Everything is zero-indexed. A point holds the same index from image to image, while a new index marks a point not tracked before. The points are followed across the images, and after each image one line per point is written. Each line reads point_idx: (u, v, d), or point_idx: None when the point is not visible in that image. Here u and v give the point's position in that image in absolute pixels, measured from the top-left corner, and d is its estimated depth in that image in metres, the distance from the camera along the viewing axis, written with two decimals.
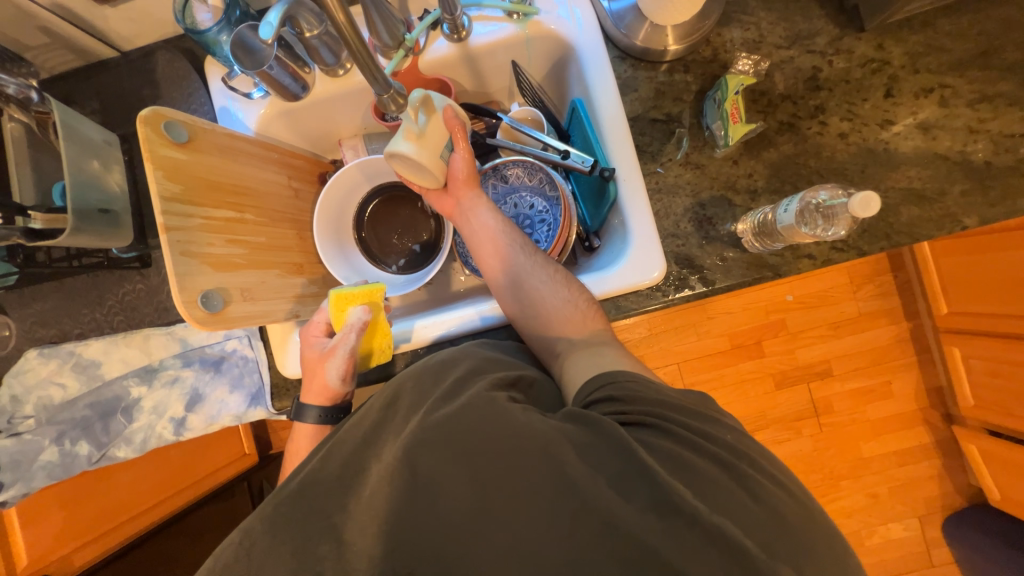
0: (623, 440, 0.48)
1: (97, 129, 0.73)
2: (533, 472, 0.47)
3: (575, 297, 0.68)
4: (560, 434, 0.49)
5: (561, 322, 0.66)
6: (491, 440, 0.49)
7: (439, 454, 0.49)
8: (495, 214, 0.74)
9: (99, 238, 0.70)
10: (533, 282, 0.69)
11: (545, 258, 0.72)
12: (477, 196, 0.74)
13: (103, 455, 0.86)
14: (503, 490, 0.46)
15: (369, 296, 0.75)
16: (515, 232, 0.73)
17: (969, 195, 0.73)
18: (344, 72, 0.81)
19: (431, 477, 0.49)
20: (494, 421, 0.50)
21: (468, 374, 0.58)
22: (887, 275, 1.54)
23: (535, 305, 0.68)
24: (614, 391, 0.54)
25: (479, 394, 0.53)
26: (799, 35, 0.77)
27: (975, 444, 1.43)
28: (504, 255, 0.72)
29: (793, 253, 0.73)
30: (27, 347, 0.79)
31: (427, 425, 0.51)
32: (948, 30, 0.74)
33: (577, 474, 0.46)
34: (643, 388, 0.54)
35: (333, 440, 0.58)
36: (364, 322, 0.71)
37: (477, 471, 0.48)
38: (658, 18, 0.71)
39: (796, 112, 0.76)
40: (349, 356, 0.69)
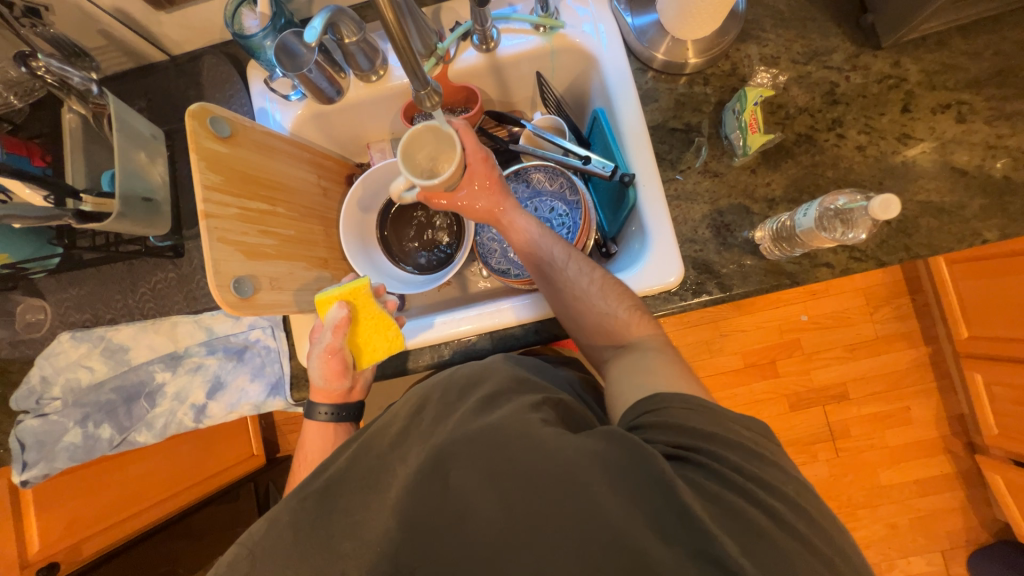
0: (639, 445, 0.47)
1: (145, 124, 0.78)
2: (540, 471, 0.47)
3: (615, 307, 0.68)
4: (589, 457, 0.47)
5: (607, 332, 0.68)
6: (504, 438, 0.50)
7: (454, 445, 0.51)
8: (532, 225, 0.73)
9: (140, 225, 0.74)
10: (570, 298, 0.69)
11: (578, 268, 0.70)
12: (512, 209, 0.74)
13: (123, 440, 0.87)
14: (511, 486, 0.47)
15: (351, 295, 0.71)
16: (545, 246, 0.72)
17: (988, 209, 0.73)
18: (377, 78, 0.85)
19: (452, 461, 0.51)
20: (525, 446, 0.49)
21: (499, 393, 0.57)
22: (905, 297, 1.52)
23: (578, 315, 0.69)
24: (658, 416, 0.53)
25: (512, 416, 0.52)
26: (816, 51, 0.79)
27: (1000, 474, 1.38)
28: (542, 267, 0.71)
29: (811, 262, 0.74)
30: (61, 330, 0.82)
31: (457, 437, 0.52)
32: (964, 50, 0.76)
33: (602, 503, 0.45)
34: (692, 416, 0.52)
35: (360, 442, 0.59)
36: (337, 319, 0.69)
37: (487, 466, 0.49)
38: (680, 32, 0.75)
39: (813, 125, 0.78)
40: (332, 352, 0.69)
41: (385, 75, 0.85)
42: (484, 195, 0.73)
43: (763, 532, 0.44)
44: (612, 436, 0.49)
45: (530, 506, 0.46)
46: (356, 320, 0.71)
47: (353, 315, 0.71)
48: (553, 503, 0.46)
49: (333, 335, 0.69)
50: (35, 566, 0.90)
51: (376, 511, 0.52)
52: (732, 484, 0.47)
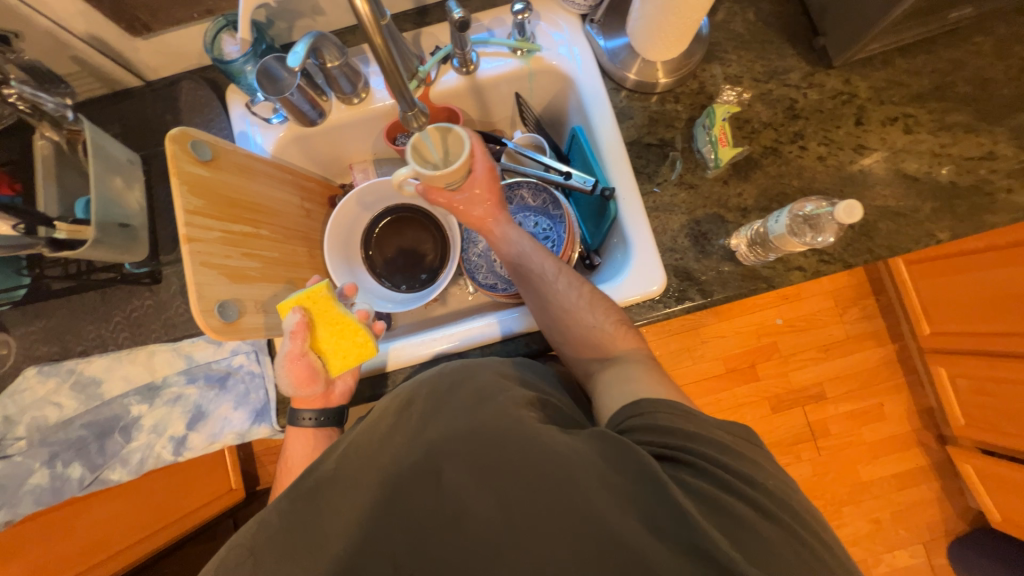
0: (627, 445, 0.49)
1: (122, 149, 0.78)
2: (535, 471, 0.47)
3: (602, 320, 0.68)
4: (580, 454, 0.48)
5: (593, 345, 0.68)
6: (496, 434, 0.50)
7: (448, 443, 0.51)
8: (523, 240, 0.74)
9: (116, 251, 0.73)
10: (558, 310, 0.69)
11: (568, 282, 0.70)
12: (504, 224, 0.75)
13: (94, 479, 0.83)
14: (504, 485, 0.47)
15: (308, 299, 0.69)
16: (535, 258, 0.72)
17: (939, 212, 0.79)
18: (359, 100, 0.86)
19: (445, 456, 0.50)
20: (519, 445, 0.49)
21: (490, 388, 0.57)
22: (869, 297, 1.60)
23: (567, 328, 0.69)
24: (644, 419, 0.54)
25: (506, 414, 0.52)
26: (775, 71, 0.85)
27: (971, 464, 1.44)
28: (531, 281, 0.72)
29: (784, 266, 0.77)
30: (27, 365, 0.78)
31: (451, 436, 0.51)
32: (906, 68, 0.83)
33: (596, 500, 0.45)
34: (678, 420, 0.53)
35: (348, 442, 0.56)
36: (295, 324, 0.67)
37: (479, 464, 0.48)
38: (650, 54, 0.79)
39: (777, 138, 0.83)
40: (298, 357, 0.68)
41: (368, 98, 0.86)
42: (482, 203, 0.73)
43: (758, 524, 0.45)
44: (604, 437, 0.50)
45: (524, 504, 0.46)
46: (318, 324, 0.70)
47: (313, 320, 0.70)
48: (545, 500, 0.46)
49: (293, 341, 0.67)
50: None
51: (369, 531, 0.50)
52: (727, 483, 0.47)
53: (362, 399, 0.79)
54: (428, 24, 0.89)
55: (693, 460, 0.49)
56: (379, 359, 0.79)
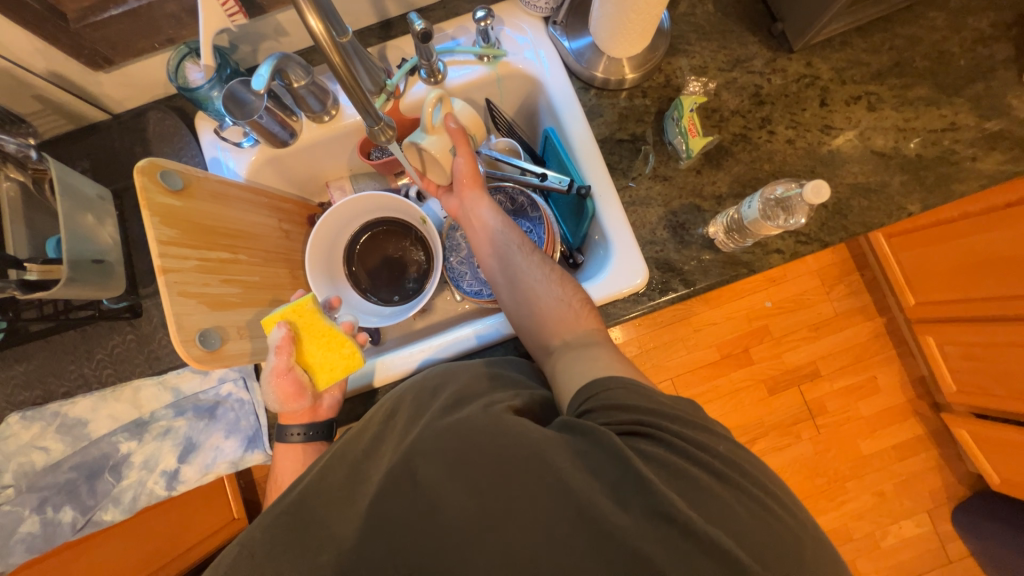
0: (591, 428, 0.48)
1: (90, 185, 0.77)
2: (508, 460, 0.46)
3: (570, 298, 0.68)
4: (553, 440, 0.48)
5: (557, 318, 0.67)
6: (467, 428, 0.49)
7: (426, 446, 0.50)
8: (496, 215, 0.76)
9: (92, 288, 0.72)
10: (530, 280, 0.70)
11: (542, 259, 0.73)
12: (479, 197, 0.77)
13: (87, 522, 0.82)
14: (485, 483, 0.46)
15: (294, 312, 0.70)
16: (513, 232, 0.75)
17: (908, 185, 0.80)
18: (330, 117, 0.86)
19: (422, 458, 0.49)
20: (490, 435, 0.48)
21: (466, 390, 0.56)
22: (853, 273, 1.62)
23: (533, 303, 0.69)
24: (598, 400, 0.53)
25: (478, 408, 0.52)
26: (739, 59, 0.87)
27: (966, 429, 1.46)
28: (503, 254, 0.74)
29: (763, 250, 0.78)
30: (9, 411, 0.76)
31: (427, 437, 0.50)
32: (864, 47, 0.85)
33: (575, 487, 0.44)
34: (633, 396, 0.52)
35: (330, 454, 0.56)
36: (282, 337, 0.67)
37: (460, 464, 0.47)
38: (614, 51, 0.80)
39: (746, 124, 0.84)
40: (283, 369, 0.67)
41: (338, 114, 0.86)
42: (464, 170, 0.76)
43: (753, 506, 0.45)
44: (569, 426, 0.50)
45: (512, 501, 0.45)
46: (304, 336, 0.70)
47: (301, 331, 0.70)
48: (525, 491, 0.45)
49: (279, 352, 0.67)
50: None
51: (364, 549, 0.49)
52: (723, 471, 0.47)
53: (355, 416, 0.79)
54: (393, 37, 0.89)
55: (660, 437, 0.48)
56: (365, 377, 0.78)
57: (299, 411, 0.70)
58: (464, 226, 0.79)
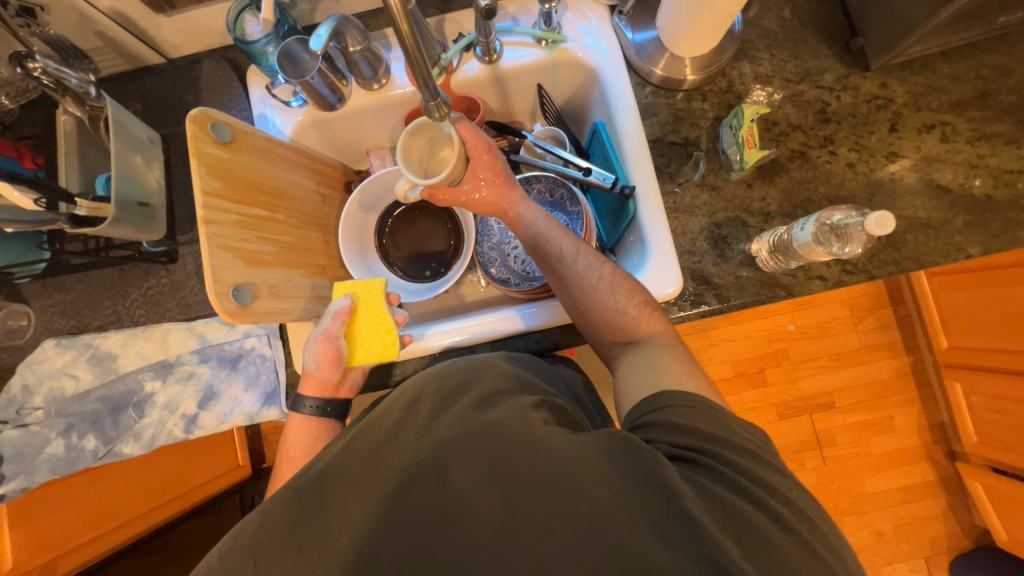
0: (639, 448, 0.47)
1: (142, 127, 0.78)
2: (541, 473, 0.47)
3: (624, 303, 0.67)
4: (587, 457, 0.48)
5: (618, 326, 0.67)
6: (501, 433, 0.50)
7: (456, 441, 0.50)
8: (541, 219, 0.73)
9: (134, 229, 0.73)
10: (579, 292, 0.68)
11: (588, 263, 0.69)
12: (520, 202, 0.74)
13: (108, 451, 0.85)
14: (517, 492, 0.46)
15: (365, 287, 0.73)
16: (553, 240, 0.71)
17: (971, 225, 0.76)
18: (379, 86, 0.85)
19: (453, 453, 0.49)
20: (523, 444, 0.48)
21: (495, 391, 0.56)
22: (887, 308, 1.57)
23: (587, 311, 0.68)
24: (658, 419, 0.53)
25: (511, 412, 0.52)
26: (809, 71, 0.82)
27: (979, 481, 1.41)
28: (550, 262, 0.71)
29: (805, 274, 0.75)
30: (45, 337, 0.79)
31: (456, 432, 0.51)
32: (947, 73, 0.80)
33: (604, 507, 0.45)
34: (700, 419, 0.51)
35: (353, 433, 0.57)
36: (342, 308, 0.70)
37: (487, 463, 0.48)
38: (679, 49, 0.77)
39: (806, 141, 0.80)
40: (331, 333, 0.70)
41: (388, 84, 0.85)
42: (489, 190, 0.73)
43: (772, 537, 0.43)
44: (615, 437, 0.50)
45: (533, 504, 0.46)
46: (360, 312, 0.72)
47: (358, 306, 0.72)
48: (553, 504, 0.45)
49: (336, 316, 0.70)
50: None
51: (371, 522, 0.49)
52: (744, 495, 0.45)
53: (370, 387, 0.80)
54: (452, 9, 0.87)
55: (710, 463, 0.48)
56: None
57: (320, 381, 0.71)
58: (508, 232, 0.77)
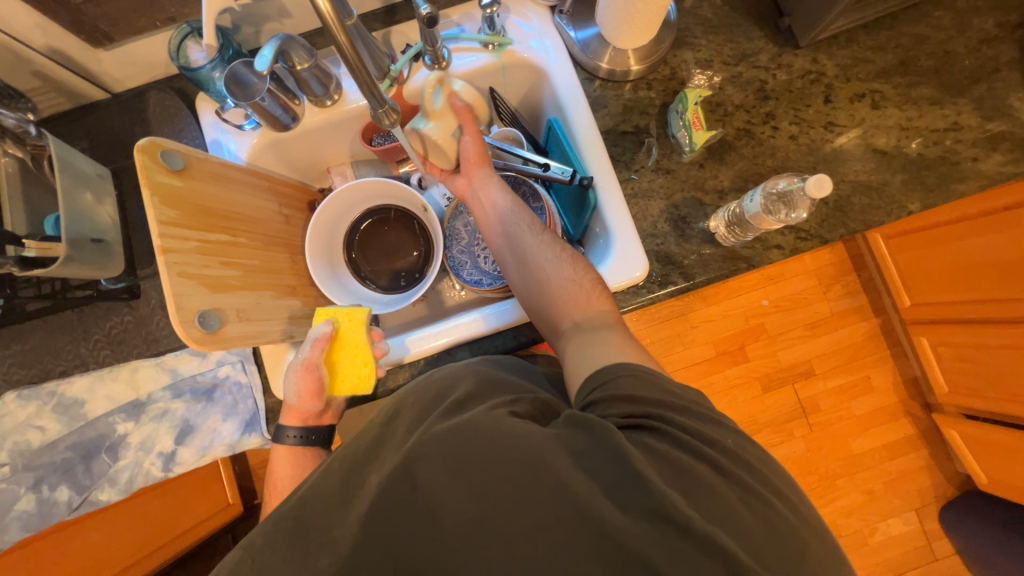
0: (605, 433, 0.47)
1: (90, 164, 0.77)
2: (515, 472, 0.45)
3: (580, 277, 0.67)
4: (563, 452, 0.47)
5: (568, 299, 0.65)
6: (471, 434, 0.48)
7: (426, 448, 0.49)
8: (504, 195, 0.75)
9: (90, 268, 0.72)
10: (540, 258, 0.69)
11: (553, 239, 0.71)
12: (489, 177, 0.77)
13: (83, 501, 0.82)
14: (495, 494, 0.45)
15: (347, 316, 0.74)
16: (522, 212, 0.74)
17: (908, 184, 0.81)
18: (332, 102, 0.85)
19: (420, 458, 0.49)
20: (493, 445, 0.47)
21: (469, 395, 0.56)
22: (850, 273, 1.63)
23: (541, 282, 0.68)
24: (606, 393, 0.53)
25: (479, 412, 0.51)
26: (744, 53, 0.86)
27: (956, 430, 1.48)
28: (511, 232, 0.73)
29: (763, 245, 0.79)
30: (5, 390, 0.76)
31: (426, 441, 0.49)
32: (870, 44, 0.85)
33: (584, 498, 0.44)
34: (649, 391, 0.52)
35: (332, 458, 0.56)
36: (321, 336, 0.70)
37: (452, 459, 0.47)
38: (620, 42, 0.80)
39: (750, 119, 0.84)
40: (311, 360, 0.70)
41: (341, 99, 0.86)
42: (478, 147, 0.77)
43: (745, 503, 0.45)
44: (573, 422, 0.50)
45: (501, 494, 0.45)
46: (341, 340, 0.73)
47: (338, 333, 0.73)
48: (532, 502, 0.44)
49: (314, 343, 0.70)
50: None
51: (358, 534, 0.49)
52: (713, 467, 0.46)
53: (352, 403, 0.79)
54: (398, 22, 0.89)
55: (664, 429, 0.48)
56: None
57: (302, 411, 0.70)
58: (474, 208, 0.79)
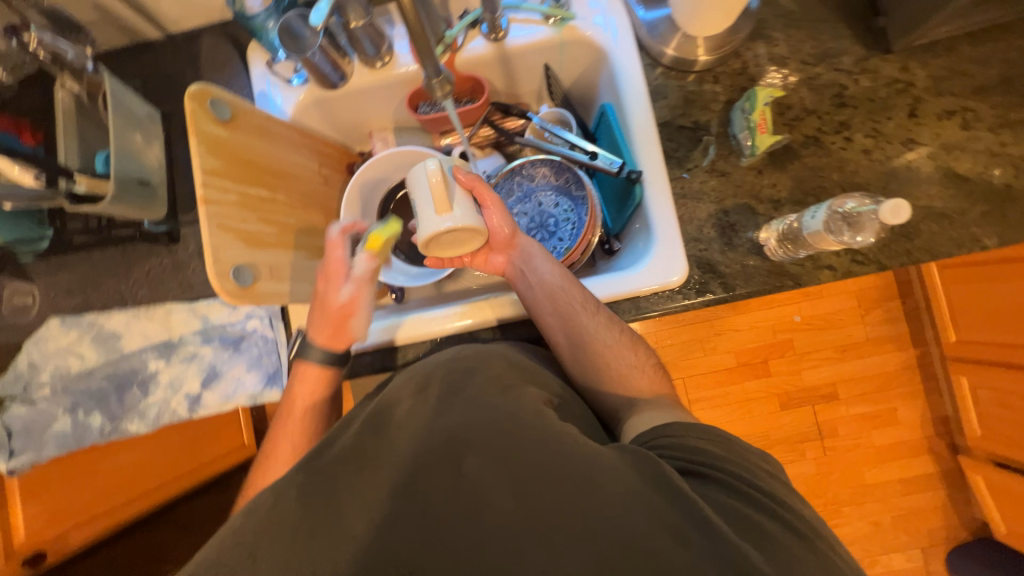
0: (652, 459, 0.47)
1: (142, 104, 0.77)
2: (558, 470, 0.46)
3: (639, 362, 0.69)
4: (604, 461, 0.48)
5: (628, 387, 0.66)
6: (516, 428, 0.49)
7: (465, 431, 0.50)
8: (553, 269, 0.73)
9: (134, 208, 0.73)
10: (598, 345, 0.68)
11: (608, 318, 0.70)
12: (530, 247, 0.75)
13: (114, 429, 0.86)
14: (533, 488, 0.45)
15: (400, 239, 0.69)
16: (575, 287, 0.71)
17: (988, 216, 0.73)
18: (382, 64, 0.83)
19: (467, 444, 0.49)
20: (539, 441, 0.48)
21: (511, 384, 0.57)
22: (896, 300, 1.54)
23: (599, 367, 0.68)
24: (669, 442, 0.52)
25: (524, 406, 0.53)
26: (826, 53, 0.79)
27: (980, 475, 1.41)
28: (564, 313, 0.70)
29: (814, 264, 0.74)
30: (50, 315, 0.80)
31: (468, 423, 0.50)
32: (971, 56, 0.77)
33: (624, 505, 0.44)
34: (702, 440, 0.52)
35: (366, 417, 0.56)
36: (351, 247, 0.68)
37: (498, 448, 0.48)
38: (691, 29, 0.74)
39: (821, 127, 0.78)
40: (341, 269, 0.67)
41: (391, 62, 0.83)
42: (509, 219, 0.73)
43: (765, 524, 0.44)
44: (627, 449, 0.50)
45: (539, 489, 0.45)
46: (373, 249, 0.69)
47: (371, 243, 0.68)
48: (568, 501, 0.44)
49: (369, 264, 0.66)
50: (19, 556, 0.86)
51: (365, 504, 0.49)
52: (733, 490, 0.47)
53: (370, 371, 0.79)
54: None
55: (725, 478, 0.47)
56: (384, 333, 0.78)
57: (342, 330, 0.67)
58: (519, 275, 0.74)
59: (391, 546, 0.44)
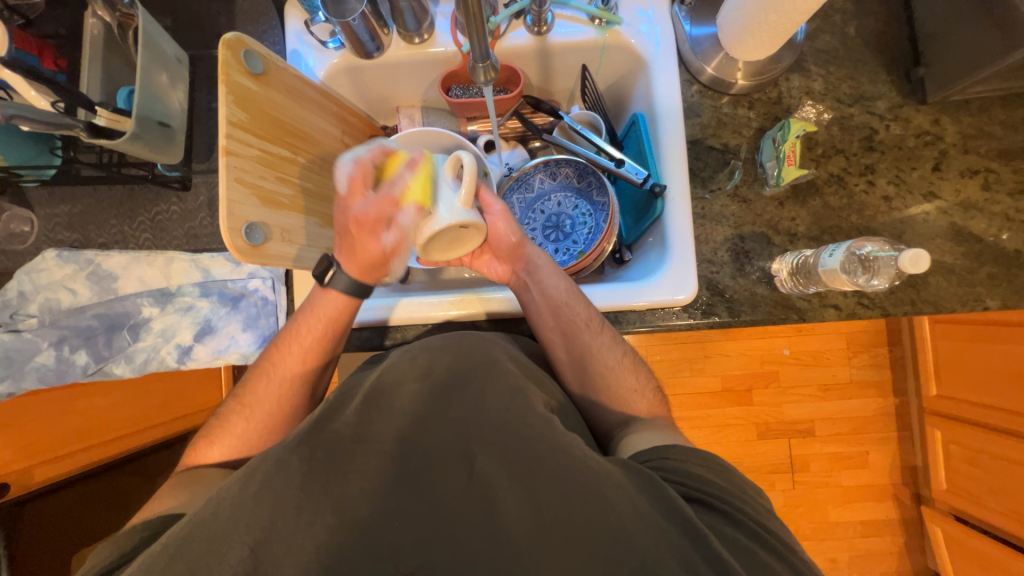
0: (659, 483, 0.48)
1: (172, 45, 0.75)
2: (568, 482, 0.47)
3: (640, 384, 0.69)
4: (612, 474, 0.48)
5: (626, 398, 0.67)
6: (527, 435, 0.51)
7: (476, 430, 0.52)
8: (560, 284, 0.71)
9: (150, 149, 0.72)
10: (600, 365, 0.68)
11: (611, 337, 0.69)
12: (537, 256, 0.74)
13: (98, 370, 0.83)
14: (544, 497, 0.46)
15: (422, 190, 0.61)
16: (580, 305, 0.70)
17: (995, 278, 0.74)
18: (420, 41, 0.82)
19: (480, 445, 0.51)
20: (549, 447, 0.49)
21: (519, 386, 0.57)
22: (884, 347, 1.56)
23: (598, 385, 0.68)
24: (668, 465, 0.53)
25: (536, 412, 0.53)
26: (863, 95, 0.80)
27: (940, 527, 1.45)
28: (568, 330, 0.69)
29: (821, 301, 0.74)
30: (46, 247, 0.78)
31: (477, 422, 0.53)
32: (1002, 119, 0.77)
33: (627, 524, 0.44)
34: (707, 471, 0.52)
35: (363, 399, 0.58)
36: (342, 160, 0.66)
37: (510, 454, 0.50)
38: (735, 51, 0.74)
39: (847, 167, 0.78)
40: (382, 216, 0.64)
41: (430, 40, 0.82)
42: (514, 223, 0.71)
43: (757, 553, 0.45)
44: (630, 466, 0.50)
45: (548, 499, 0.46)
46: (410, 181, 0.61)
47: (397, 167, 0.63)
48: (576, 510, 0.46)
49: (417, 220, 0.61)
50: None
51: (354, 481, 0.49)
52: (724, 514, 0.47)
53: (369, 348, 0.78)
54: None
55: (727, 509, 0.48)
56: (380, 313, 0.76)
57: (383, 265, 0.69)
58: (523, 286, 0.73)
59: (391, 527, 0.46)
